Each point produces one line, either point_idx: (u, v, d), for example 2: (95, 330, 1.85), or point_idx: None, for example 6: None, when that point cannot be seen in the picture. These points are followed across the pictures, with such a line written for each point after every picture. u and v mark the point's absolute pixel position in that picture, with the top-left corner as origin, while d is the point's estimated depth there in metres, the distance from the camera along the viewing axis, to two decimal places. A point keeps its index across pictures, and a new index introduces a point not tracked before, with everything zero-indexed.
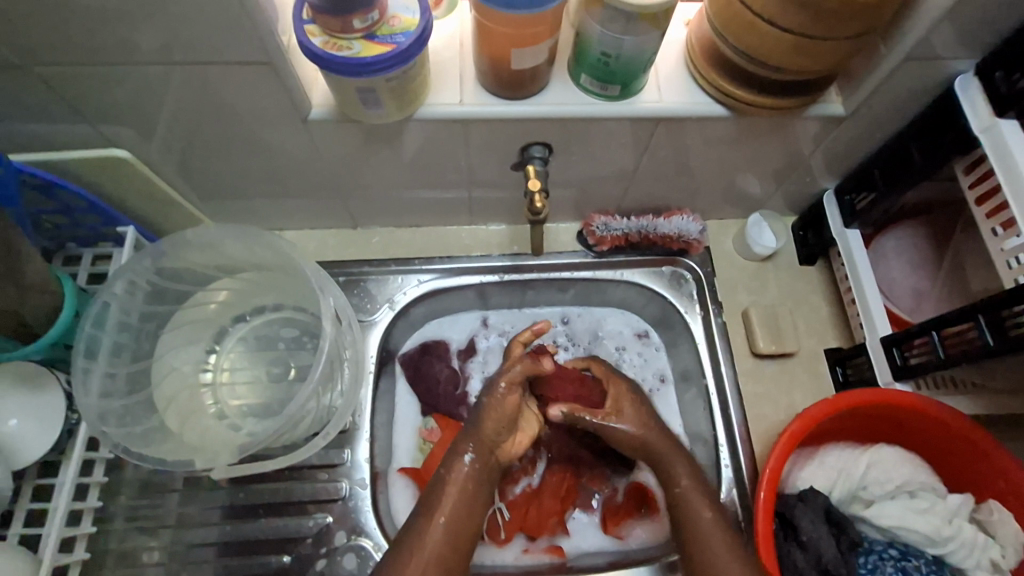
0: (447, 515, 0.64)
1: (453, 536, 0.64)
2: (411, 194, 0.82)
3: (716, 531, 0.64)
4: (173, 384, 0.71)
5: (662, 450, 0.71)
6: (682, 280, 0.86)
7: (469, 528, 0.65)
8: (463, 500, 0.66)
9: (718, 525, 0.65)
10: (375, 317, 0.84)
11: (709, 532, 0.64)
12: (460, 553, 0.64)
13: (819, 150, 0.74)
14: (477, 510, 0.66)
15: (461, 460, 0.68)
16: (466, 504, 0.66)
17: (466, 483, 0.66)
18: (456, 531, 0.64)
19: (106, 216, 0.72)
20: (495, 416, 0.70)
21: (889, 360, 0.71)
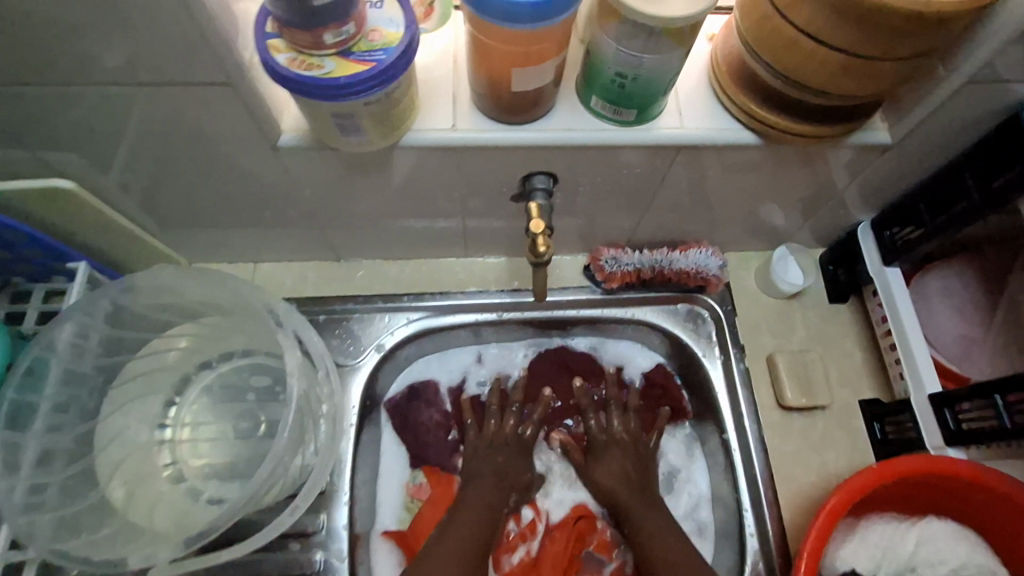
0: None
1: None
2: (400, 225, 0.73)
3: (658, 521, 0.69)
4: (123, 448, 0.62)
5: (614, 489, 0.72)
6: (700, 320, 0.78)
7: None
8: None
9: (669, 536, 0.68)
10: (358, 360, 0.75)
11: (649, 530, 0.69)
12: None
13: (857, 181, 0.66)
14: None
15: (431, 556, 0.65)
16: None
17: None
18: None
19: (55, 251, 0.64)
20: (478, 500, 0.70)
21: (939, 423, 0.62)
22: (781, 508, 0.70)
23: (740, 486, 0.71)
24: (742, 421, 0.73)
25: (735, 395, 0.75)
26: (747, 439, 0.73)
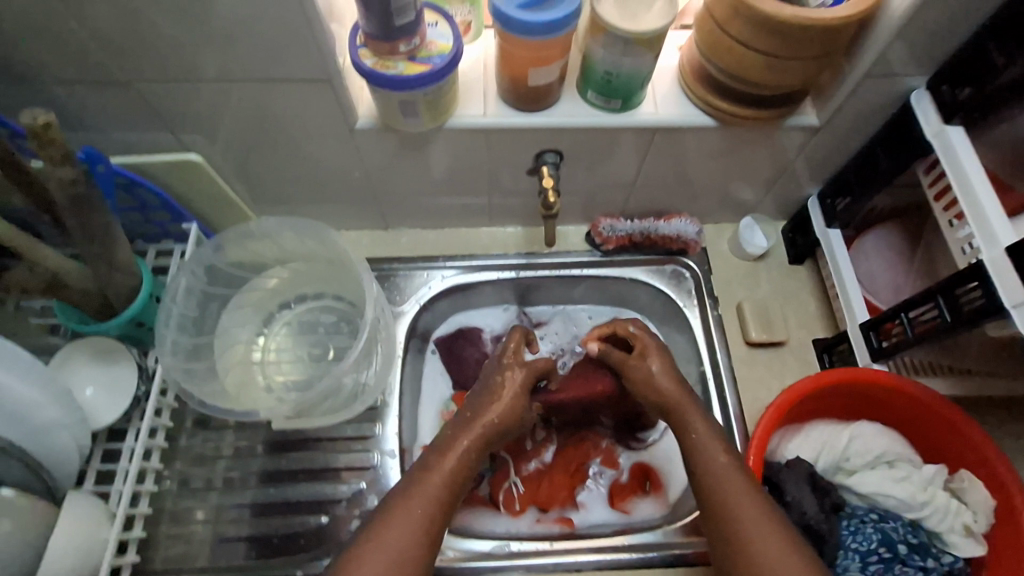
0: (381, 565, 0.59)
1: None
2: (438, 200, 0.92)
3: (731, 474, 0.66)
4: (230, 360, 0.80)
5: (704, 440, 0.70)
6: (682, 277, 0.95)
7: (422, 555, 0.62)
8: (409, 541, 0.61)
9: (750, 490, 0.64)
10: (404, 308, 0.94)
11: (739, 497, 0.64)
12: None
13: (801, 156, 0.83)
14: (422, 553, 0.62)
15: (414, 512, 0.63)
16: (418, 536, 0.62)
17: (411, 536, 0.62)
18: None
19: (175, 214, 0.83)
20: (460, 453, 0.69)
21: (867, 343, 0.79)
22: (746, 421, 0.87)
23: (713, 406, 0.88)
24: (715, 355, 0.90)
25: (710, 335, 0.91)
26: (720, 369, 0.89)
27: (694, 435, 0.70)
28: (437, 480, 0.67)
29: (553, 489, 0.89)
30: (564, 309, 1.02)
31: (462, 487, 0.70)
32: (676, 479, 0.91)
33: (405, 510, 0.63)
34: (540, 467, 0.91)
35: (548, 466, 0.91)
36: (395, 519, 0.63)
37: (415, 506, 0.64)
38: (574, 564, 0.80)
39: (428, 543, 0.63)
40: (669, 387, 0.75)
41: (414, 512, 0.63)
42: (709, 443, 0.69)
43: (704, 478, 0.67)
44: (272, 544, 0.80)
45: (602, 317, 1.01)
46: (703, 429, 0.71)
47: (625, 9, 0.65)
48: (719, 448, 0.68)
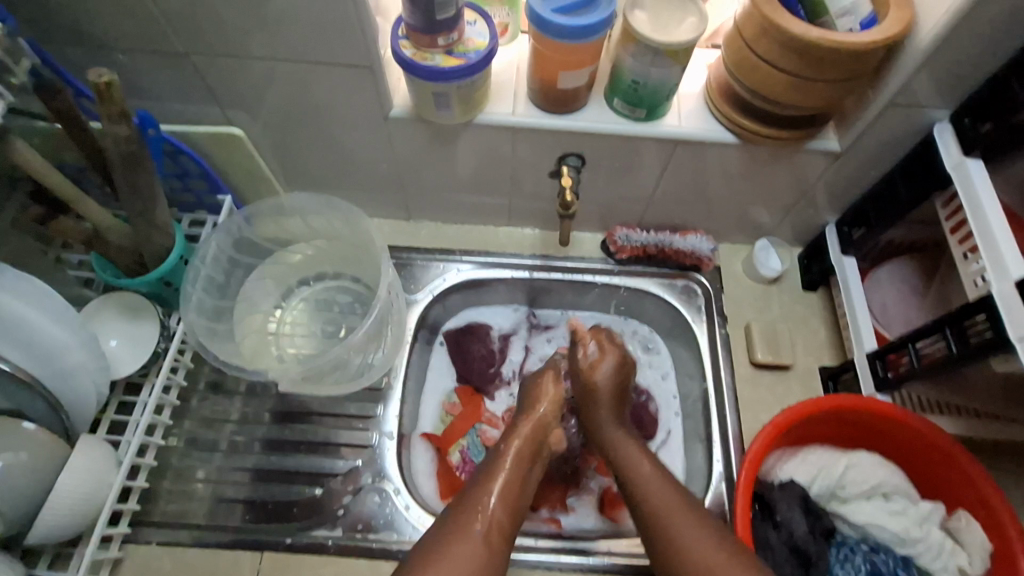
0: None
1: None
2: (461, 195, 0.95)
3: (662, 489, 0.71)
4: (249, 328, 0.84)
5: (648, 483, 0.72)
6: (693, 292, 0.96)
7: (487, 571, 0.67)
8: (475, 557, 0.67)
9: (681, 508, 0.68)
10: (418, 296, 0.96)
11: (668, 512, 0.68)
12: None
13: (821, 183, 0.84)
14: (487, 568, 0.67)
15: (474, 531, 0.69)
16: (480, 553, 0.67)
17: (474, 551, 0.67)
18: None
19: (212, 184, 0.88)
20: (510, 471, 0.77)
21: (872, 372, 0.79)
22: (743, 441, 0.86)
23: (711, 421, 0.88)
24: (718, 372, 0.90)
25: (716, 352, 0.92)
26: (722, 386, 0.89)
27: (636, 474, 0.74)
28: (491, 498, 0.73)
29: (546, 491, 0.91)
30: (573, 316, 1.04)
31: (518, 501, 0.76)
32: None
33: (466, 527, 0.69)
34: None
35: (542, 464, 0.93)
36: (467, 516, 0.71)
37: (475, 524, 0.70)
38: (556, 564, 0.81)
39: (492, 558, 0.68)
40: (607, 384, 0.85)
41: (472, 529, 0.69)
42: (655, 488, 0.72)
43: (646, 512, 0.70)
44: (266, 510, 0.81)
45: (610, 327, 1.03)
46: (626, 441, 0.79)
47: (656, 23, 0.68)
48: (647, 458, 0.76)
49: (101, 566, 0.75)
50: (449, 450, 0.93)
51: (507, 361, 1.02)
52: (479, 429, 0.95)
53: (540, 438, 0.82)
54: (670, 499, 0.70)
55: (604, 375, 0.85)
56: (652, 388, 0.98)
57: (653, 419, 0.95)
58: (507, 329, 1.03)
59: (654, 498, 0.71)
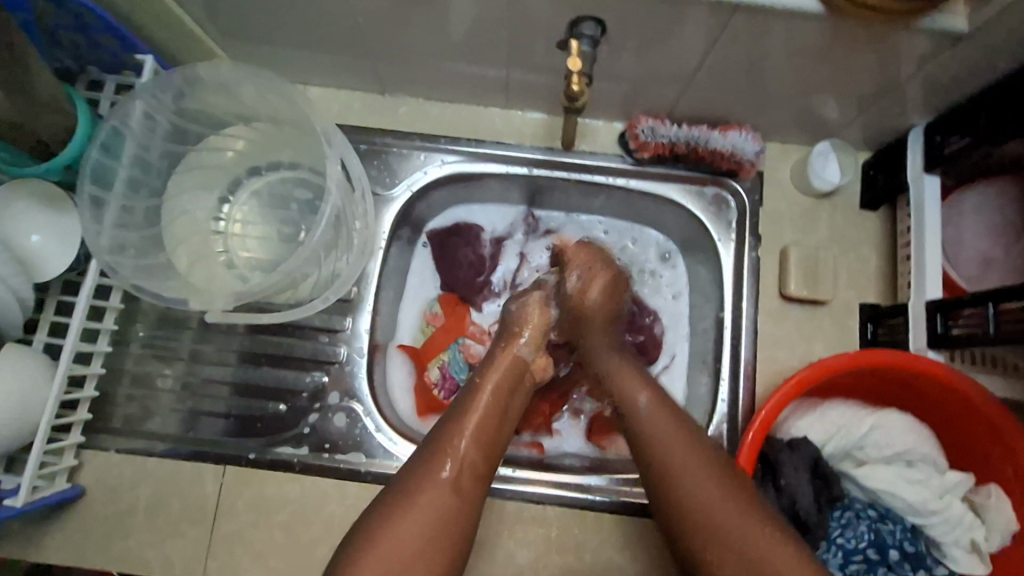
0: (416, 537, 0.55)
1: (421, 547, 0.55)
2: (445, 66, 0.75)
3: (662, 418, 0.62)
4: (185, 227, 0.71)
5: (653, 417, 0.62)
6: (724, 205, 0.79)
7: (456, 523, 0.58)
8: (445, 507, 0.58)
9: (683, 440, 0.60)
10: (394, 193, 0.81)
11: (671, 447, 0.59)
12: (429, 559, 0.55)
13: (919, 77, 0.63)
14: (459, 517, 0.58)
15: (442, 474, 0.59)
16: (450, 502, 0.58)
17: (443, 499, 0.58)
18: (418, 550, 0.55)
19: (126, 41, 0.68)
20: (486, 406, 0.64)
21: (928, 325, 0.66)
22: (755, 383, 0.76)
23: (722, 357, 0.77)
24: (740, 303, 0.77)
25: (741, 279, 0.78)
26: (741, 319, 0.77)
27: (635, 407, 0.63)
28: (464, 437, 0.61)
29: (528, 414, 0.82)
30: (577, 219, 0.88)
31: (496, 441, 0.64)
32: None
33: (434, 471, 0.59)
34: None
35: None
36: (434, 461, 0.60)
37: (443, 467, 0.59)
38: (535, 496, 0.75)
39: (463, 507, 0.59)
40: (598, 306, 0.73)
41: (440, 474, 0.59)
42: (658, 426, 0.61)
43: (646, 450, 0.61)
44: (229, 423, 0.77)
45: (621, 236, 0.87)
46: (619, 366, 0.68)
47: None
48: (645, 385, 0.65)
49: (59, 472, 0.72)
50: (428, 365, 0.83)
51: (499, 269, 0.88)
52: (463, 344, 0.84)
53: (522, 367, 0.68)
54: (676, 435, 0.60)
55: (595, 300, 0.73)
56: (665, 313, 0.85)
57: (657, 344, 0.84)
58: (502, 231, 0.88)
59: (654, 431, 0.61)
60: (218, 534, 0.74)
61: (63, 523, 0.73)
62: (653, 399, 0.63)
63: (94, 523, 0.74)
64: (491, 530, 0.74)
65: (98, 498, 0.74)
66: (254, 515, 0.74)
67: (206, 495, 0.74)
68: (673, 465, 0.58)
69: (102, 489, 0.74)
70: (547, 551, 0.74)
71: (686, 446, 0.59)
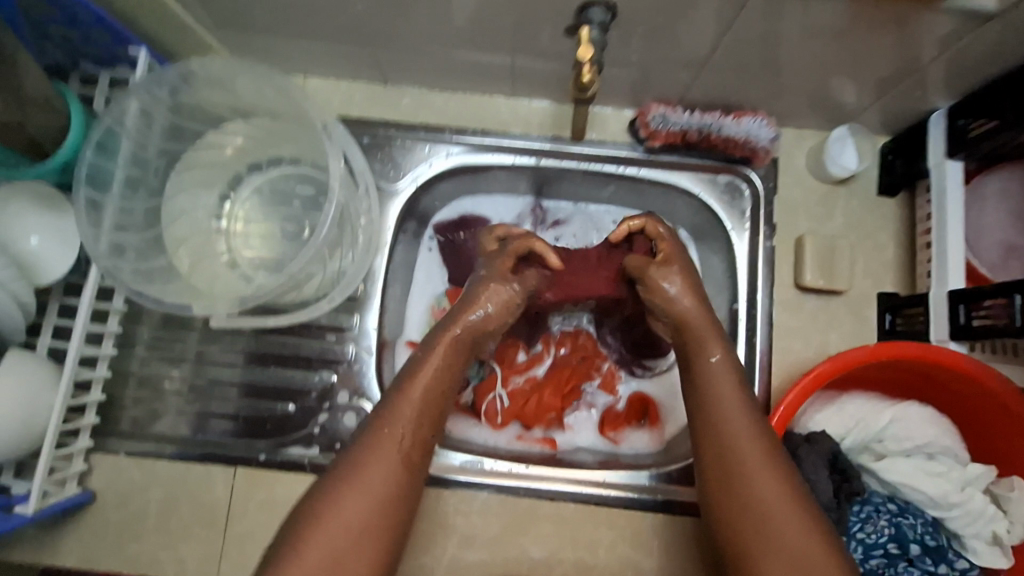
0: (360, 511, 0.52)
1: (368, 519, 0.52)
2: (449, 54, 0.72)
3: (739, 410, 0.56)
4: (186, 227, 0.69)
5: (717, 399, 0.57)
6: (737, 193, 0.77)
7: (400, 500, 0.54)
8: (387, 481, 0.54)
9: (753, 438, 0.54)
10: (399, 187, 0.79)
11: (739, 442, 0.54)
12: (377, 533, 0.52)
13: (942, 59, 0.60)
14: (402, 495, 0.54)
15: (393, 440, 0.55)
16: (396, 472, 0.55)
17: (391, 472, 0.54)
18: (364, 525, 0.52)
19: (119, 36, 0.66)
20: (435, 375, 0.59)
21: (949, 316, 0.65)
22: (771, 375, 0.75)
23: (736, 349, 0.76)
24: (754, 294, 0.76)
25: (755, 270, 0.76)
26: (755, 311, 0.75)
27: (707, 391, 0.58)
28: (411, 405, 0.57)
29: (540, 408, 0.81)
30: (585, 208, 0.86)
31: (439, 416, 0.59)
32: (677, 413, 0.81)
33: (379, 440, 0.55)
34: (529, 380, 0.83)
35: (539, 379, 0.83)
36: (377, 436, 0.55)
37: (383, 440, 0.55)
38: (548, 492, 0.74)
39: (407, 484, 0.55)
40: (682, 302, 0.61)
41: (387, 444, 0.55)
42: (729, 416, 0.56)
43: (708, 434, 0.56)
44: (238, 425, 0.76)
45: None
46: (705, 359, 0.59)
47: None
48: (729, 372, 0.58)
49: (70, 478, 0.71)
50: None
51: None
52: None
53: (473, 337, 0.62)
54: (750, 426, 0.56)
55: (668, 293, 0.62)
56: None
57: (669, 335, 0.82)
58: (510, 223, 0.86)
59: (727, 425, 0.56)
60: (231, 535, 0.73)
61: (77, 526, 0.73)
62: (738, 405, 0.56)
63: (107, 526, 0.73)
64: (506, 527, 0.74)
65: (111, 501, 0.74)
66: (267, 516, 0.74)
67: (216, 497, 0.74)
68: (740, 455, 0.54)
69: (114, 492, 0.74)
70: (562, 547, 0.73)
71: (760, 436, 0.55)
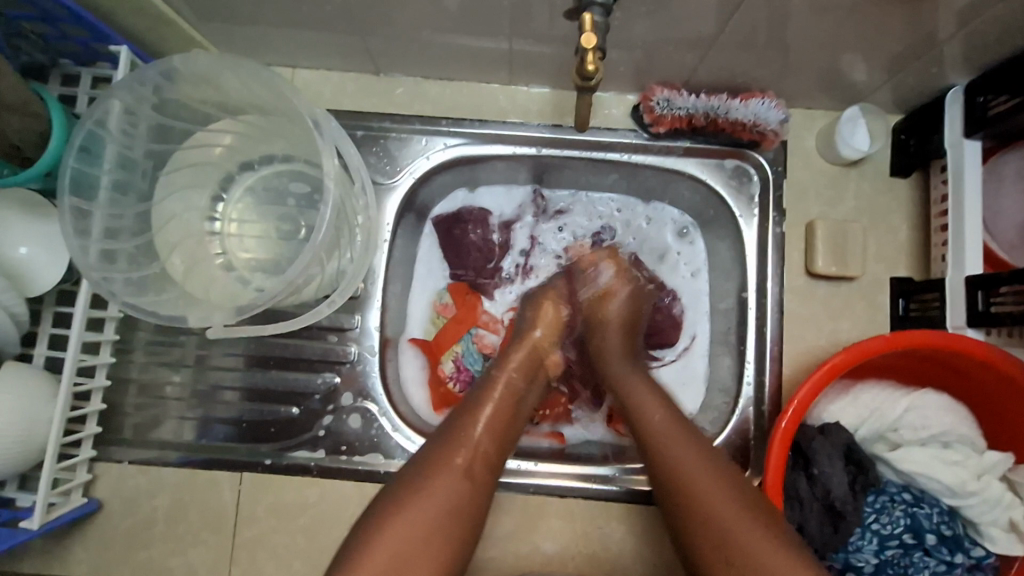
0: (434, 518, 0.54)
1: (434, 531, 0.54)
2: (443, 41, 0.69)
3: (663, 412, 0.63)
4: (179, 230, 0.67)
5: (656, 417, 0.62)
6: (745, 178, 0.75)
7: (467, 512, 0.57)
8: (458, 494, 0.56)
9: (684, 428, 0.61)
10: (396, 181, 0.77)
11: (671, 433, 0.61)
12: (440, 544, 0.54)
13: (961, 35, 0.57)
14: (472, 503, 0.57)
15: (455, 464, 0.58)
16: (464, 489, 0.57)
17: (459, 486, 0.57)
18: (427, 534, 0.54)
19: (97, 31, 0.63)
20: (499, 397, 0.64)
21: (967, 302, 0.64)
22: (781, 364, 0.73)
23: (747, 339, 0.74)
24: (764, 282, 0.74)
25: (765, 256, 0.74)
26: (765, 299, 0.74)
27: (649, 427, 0.62)
28: (478, 425, 0.61)
29: (547, 402, 0.79)
30: (586, 197, 0.84)
31: (508, 430, 0.63)
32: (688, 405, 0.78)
33: (446, 459, 0.58)
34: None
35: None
36: (447, 448, 0.59)
37: (457, 455, 0.58)
38: (556, 489, 0.73)
39: (475, 495, 0.58)
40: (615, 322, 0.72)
41: (454, 462, 0.58)
42: (668, 420, 0.62)
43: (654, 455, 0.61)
44: (242, 429, 0.75)
45: (635, 214, 0.83)
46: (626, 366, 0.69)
47: None
48: (642, 380, 0.67)
49: (74, 488, 0.70)
50: (442, 358, 0.81)
51: (509, 254, 0.84)
52: (476, 335, 0.81)
53: (541, 358, 0.69)
54: (683, 428, 0.61)
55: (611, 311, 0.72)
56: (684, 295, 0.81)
57: (677, 325, 0.80)
58: (512, 215, 0.84)
59: (656, 427, 0.62)
60: (240, 540, 0.73)
61: (85, 535, 0.73)
62: (663, 405, 0.63)
63: (115, 535, 0.73)
64: (518, 525, 0.73)
65: (117, 509, 0.73)
66: (275, 520, 0.73)
67: (224, 503, 0.73)
68: (676, 459, 0.59)
69: (120, 500, 0.73)
70: (574, 542, 0.73)
71: (692, 442, 0.60)
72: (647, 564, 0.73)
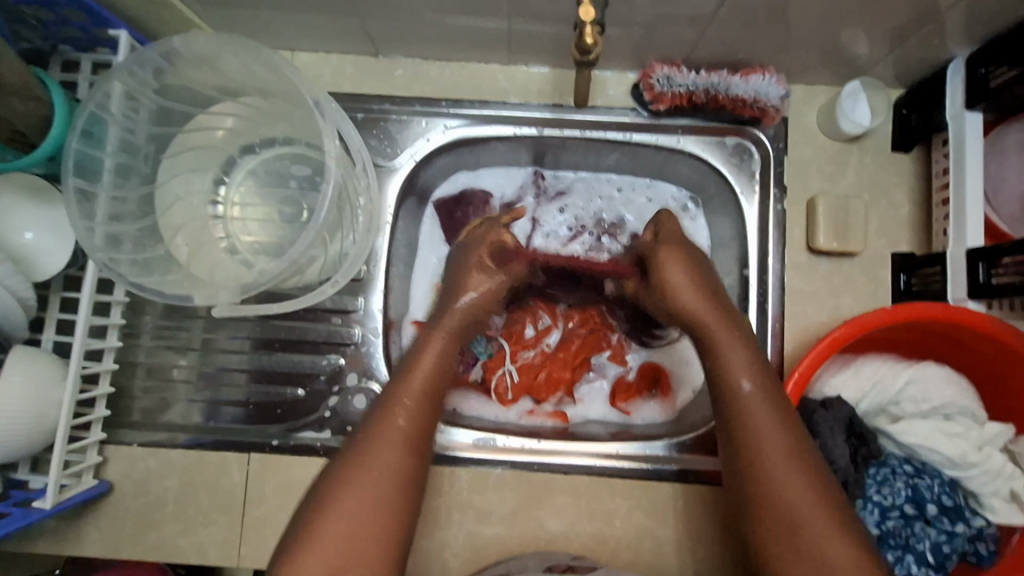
0: (371, 492, 0.54)
1: (377, 511, 0.54)
2: (441, 20, 0.69)
3: (766, 410, 0.56)
4: (183, 214, 0.68)
5: (751, 409, 0.56)
6: (746, 155, 0.75)
7: (407, 484, 0.56)
8: (395, 467, 0.56)
9: (778, 420, 0.56)
10: (396, 163, 0.77)
11: (762, 425, 0.55)
12: (384, 525, 0.54)
13: (962, 5, 0.57)
14: (410, 474, 0.57)
15: (388, 436, 0.57)
16: (403, 461, 0.57)
17: (394, 458, 0.57)
18: (373, 514, 0.54)
19: (96, 16, 0.63)
20: (429, 363, 0.62)
21: (969, 274, 0.64)
22: (783, 341, 0.74)
23: (748, 316, 0.74)
24: (766, 259, 0.74)
25: (766, 233, 0.74)
26: (767, 276, 0.74)
27: (738, 408, 0.57)
28: (412, 396, 0.60)
29: (547, 379, 0.81)
30: (586, 177, 0.84)
31: (442, 397, 0.62)
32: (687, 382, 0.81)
33: (382, 433, 0.57)
34: (541, 354, 0.82)
35: (551, 351, 0.82)
36: (382, 424, 0.58)
37: (390, 425, 0.58)
38: (561, 466, 0.74)
39: (413, 464, 0.58)
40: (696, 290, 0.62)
41: (390, 437, 0.57)
42: (757, 409, 0.56)
43: (741, 450, 0.56)
44: (249, 411, 0.76)
45: (636, 192, 0.83)
46: (728, 344, 0.59)
47: None
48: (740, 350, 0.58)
49: (86, 470, 0.71)
50: None
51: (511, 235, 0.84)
52: None
53: (473, 317, 0.67)
54: (774, 416, 0.56)
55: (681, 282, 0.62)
56: None
57: None
58: (512, 196, 0.84)
59: (750, 419, 0.56)
60: (248, 519, 0.73)
61: (97, 516, 0.74)
62: (756, 387, 0.57)
63: (126, 516, 0.74)
64: (522, 501, 0.74)
65: (128, 491, 0.74)
66: (283, 500, 0.74)
67: (232, 482, 0.74)
68: (769, 464, 0.54)
69: (129, 482, 0.74)
70: (579, 519, 0.74)
71: (783, 443, 0.55)
72: (651, 539, 0.73)
